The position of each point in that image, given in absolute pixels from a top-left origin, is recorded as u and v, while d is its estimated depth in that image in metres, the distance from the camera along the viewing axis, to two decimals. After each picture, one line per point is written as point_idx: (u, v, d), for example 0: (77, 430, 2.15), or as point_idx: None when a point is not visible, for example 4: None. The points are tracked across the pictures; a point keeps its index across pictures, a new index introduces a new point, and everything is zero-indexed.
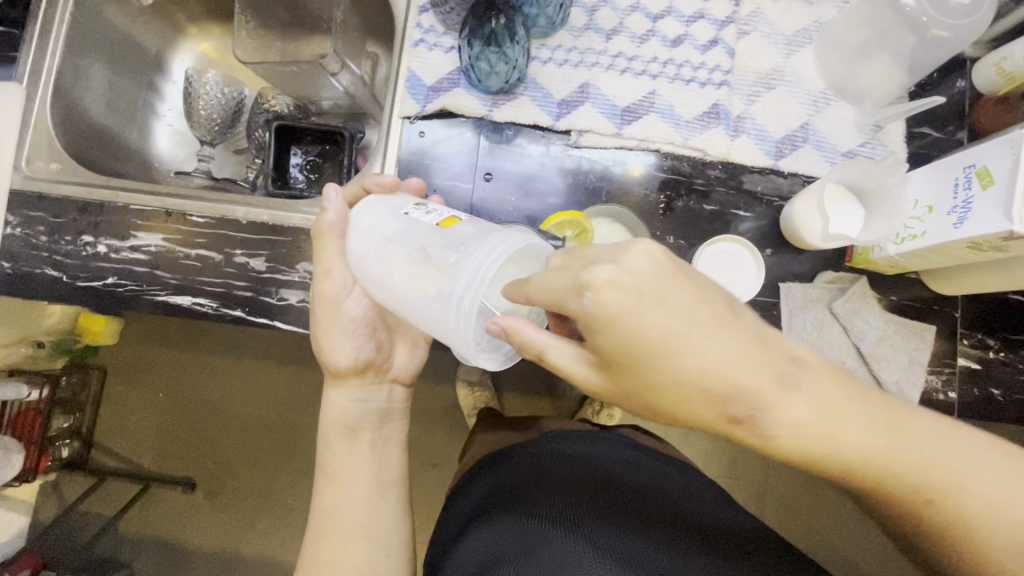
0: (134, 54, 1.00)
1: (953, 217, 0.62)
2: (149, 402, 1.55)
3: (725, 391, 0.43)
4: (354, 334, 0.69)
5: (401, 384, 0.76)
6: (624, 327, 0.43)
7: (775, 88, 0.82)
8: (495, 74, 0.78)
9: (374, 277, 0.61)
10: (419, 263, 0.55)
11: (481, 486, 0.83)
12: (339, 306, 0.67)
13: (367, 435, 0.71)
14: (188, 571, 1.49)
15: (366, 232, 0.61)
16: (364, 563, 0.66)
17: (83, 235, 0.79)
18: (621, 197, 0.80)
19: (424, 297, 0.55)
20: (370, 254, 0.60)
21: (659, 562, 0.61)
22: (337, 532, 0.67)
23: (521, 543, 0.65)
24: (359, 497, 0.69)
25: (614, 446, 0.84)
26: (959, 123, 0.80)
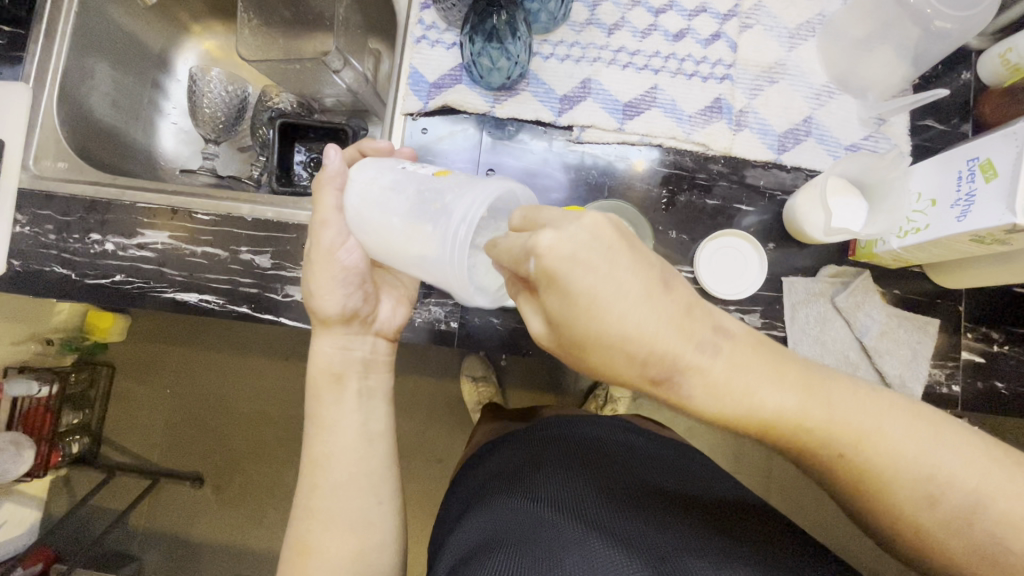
0: (139, 53, 1.00)
1: (956, 210, 0.62)
2: (157, 398, 1.56)
3: (646, 354, 0.42)
4: (343, 282, 0.68)
5: (387, 339, 0.75)
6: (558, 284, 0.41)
7: (778, 82, 0.81)
8: (497, 70, 0.78)
9: (370, 227, 0.62)
10: (417, 204, 0.57)
11: (484, 471, 0.83)
12: (333, 256, 0.67)
13: (352, 383, 0.70)
14: (197, 564, 1.51)
15: (365, 185, 0.61)
16: (354, 510, 0.66)
17: (90, 233, 0.80)
18: (623, 191, 0.80)
19: (418, 235, 0.56)
20: (368, 205, 0.61)
21: (662, 537, 0.61)
22: (326, 482, 0.67)
23: (523, 523, 0.64)
24: (348, 446, 0.68)
25: (613, 432, 0.85)
26: (963, 116, 0.80)
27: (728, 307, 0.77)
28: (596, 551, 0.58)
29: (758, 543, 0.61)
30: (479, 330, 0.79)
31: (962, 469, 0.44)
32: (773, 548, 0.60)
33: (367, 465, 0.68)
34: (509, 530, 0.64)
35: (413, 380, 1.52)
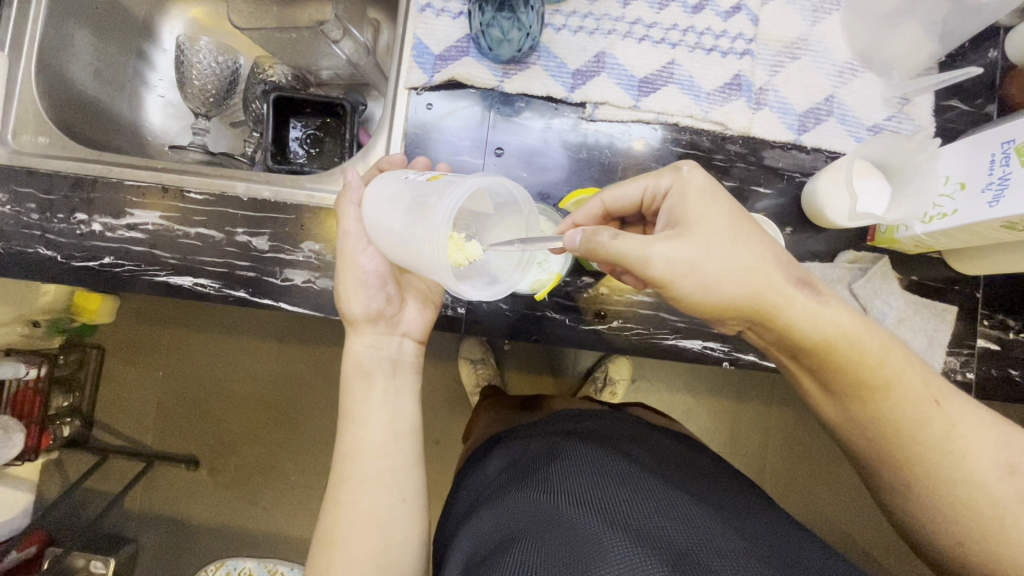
0: (121, 20, 0.94)
1: (987, 195, 0.60)
2: (150, 381, 1.53)
3: (768, 277, 0.52)
4: (366, 286, 0.69)
5: (414, 340, 0.73)
6: (704, 206, 0.54)
7: (800, 58, 0.78)
8: (508, 42, 0.74)
9: (381, 235, 0.63)
10: (406, 208, 0.57)
11: (492, 465, 0.82)
12: (355, 261, 0.68)
13: (380, 380, 0.69)
14: (194, 546, 1.50)
15: (373, 200, 0.64)
16: (378, 505, 0.64)
17: (76, 213, 0.76)
18: (636, 172, 0.77)
19: (410, 241, 0.57)
20: (377, 217, 0.63)
21: (680, 531, 0.60)
22: (354, 473, 0.65)
23: (538, 520, 0.63)
24: (378, 441, 0.67)
25: (625, 427, 0.85)
26: (988, 96, 0.77)
27: None
28: (614, 546, 0.57)
29: (778, 550, 0.60)
30: (488, 316, 0.76)
31: (995, 445, 0.53)
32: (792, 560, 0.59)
33: (376, 455, 0.66)
34: (522, 528, 0.63)
35: None
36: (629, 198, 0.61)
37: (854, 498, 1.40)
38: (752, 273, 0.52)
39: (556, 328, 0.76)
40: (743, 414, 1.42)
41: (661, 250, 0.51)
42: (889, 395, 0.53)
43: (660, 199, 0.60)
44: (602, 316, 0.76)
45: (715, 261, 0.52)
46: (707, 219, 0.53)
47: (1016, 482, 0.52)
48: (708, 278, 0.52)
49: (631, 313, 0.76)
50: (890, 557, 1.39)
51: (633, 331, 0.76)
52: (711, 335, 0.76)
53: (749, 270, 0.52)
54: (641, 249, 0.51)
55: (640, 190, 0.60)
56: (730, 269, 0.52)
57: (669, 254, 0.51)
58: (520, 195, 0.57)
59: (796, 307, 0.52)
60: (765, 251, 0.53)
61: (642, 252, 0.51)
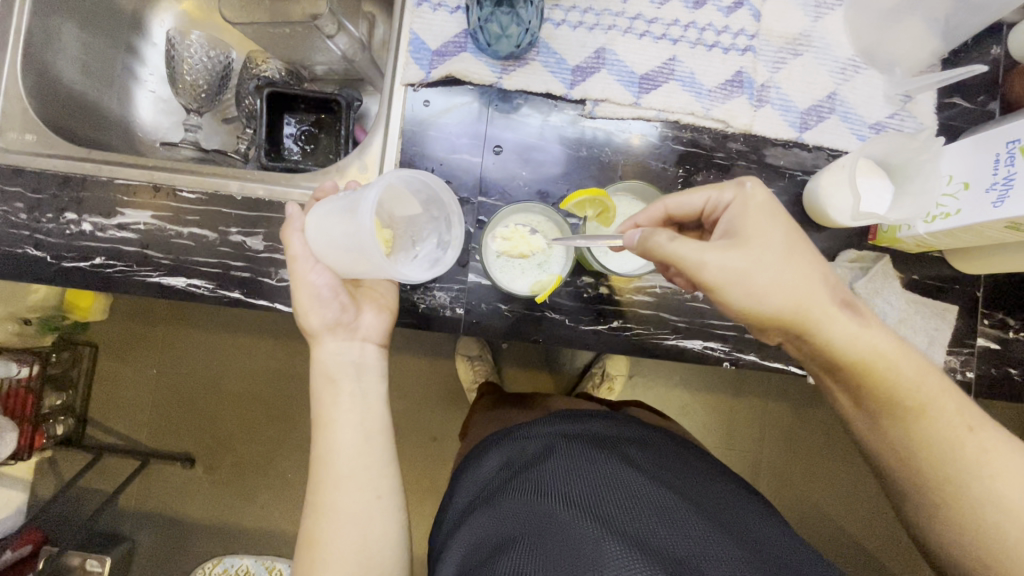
0: (109, 13, 0.92)
1: (992, 195, 0.60)
2: (143, 379, 1.51)
3: (816, 293, 0.53)
4: (320, 301, 0.68)
5: (376, 344, 0.72)
6: (763, 222, 0.54)
7: (802, 54, 0.77)
8: (506, 37, 0.72)
9: (323, 251, 0.66)
10: (340, 219, 0.62)
11: (486, 465, 0.81)
12: (304, 280, 0.67)
13: (346, 384, 0.68)
14: (190, 544, 1.49)
15: (314, 226, 0.67)
16: (356, 502, 0.64)
17: (65, 212, 0.74)
18: (637, 170, 0.76)
19: (350, 248, 0.61)
20: (316, 237, 0.66)
21: (675, 539, 0.61)
22: (329, 475, 0.65)
23: (535, 524, 0.64)
24: (349, 442, 0.66)
25: (622, 427, 0.84)
26: (990, 94, 0.77)
27: None
28: (611, 555, 0.57)
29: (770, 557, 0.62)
30: (486, 317, 0.75)
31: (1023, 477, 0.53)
32: (781, 565, 0.61)
33: (361, 457, 0.66)
34: (519, 533, 0.63)
35: (408, 359, 1.50)
36: (689, 206, 0.61)
37: (850, 493, 1.41)
38: (808, 291, 0.53)
39: (555, 328, 0.76)
40: (740, 410, 1.42)
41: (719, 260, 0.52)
42: (923, 418, 0.54)
43: (720, 212, 0.59)
44: (603, 317, 0.76)
45: (773, 274, 0.52)
46: (764, 235, 0.54)
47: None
48: (757, 288, 0.52)
49: (630, 314, 0.76)
50: (884, 552, 1.40)
51: (634, 331, 0.75)
52: (711, 335, 0.76)
53: (799, 284, 0.53)
54: (695, 257, 0.53)
55: (701, 200, 0.60)
56: (790, 285, 0.53)
57: (722, 262, 0.52)
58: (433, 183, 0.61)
59: (839, 327, 0.53)
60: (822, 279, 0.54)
61: (695, 258, 0.53)
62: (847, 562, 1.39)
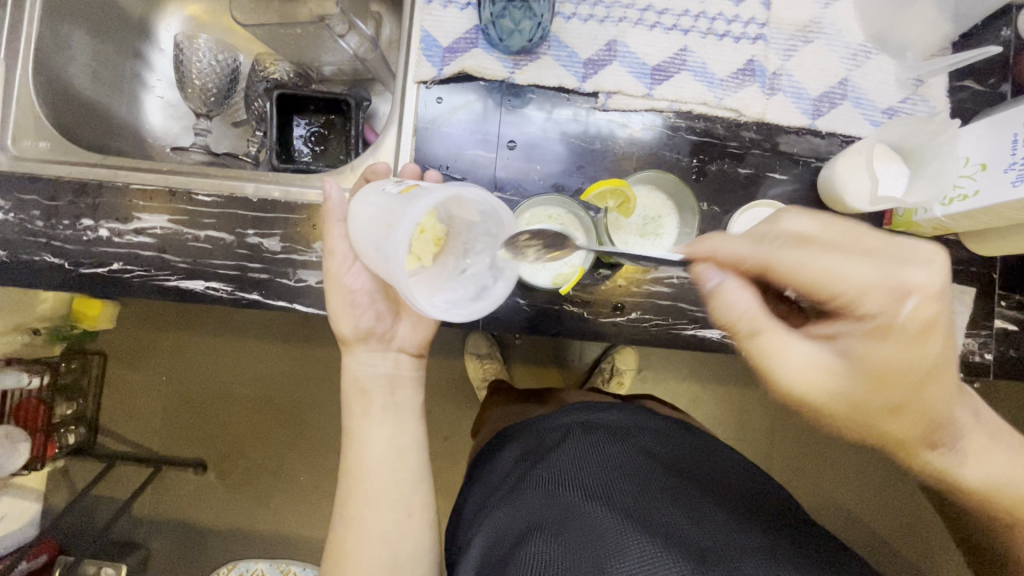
0: (116, 18, 0.92)
1: (1011, 174, 0.60)
2: (156, 386, 1.52)
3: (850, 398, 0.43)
4: (355, 305, 0.71)
5: (410, 355, 0.75)
6: None
7: (813, 41, 0.77)
8: (519, 32, 0.72)
9: (362, 249, 0.65)
10: (379, 219, 0.59)
11: (504, 458, 0.82)
12: (342, 281, 0.70)
13: (377, 398, 0.72)
14: (206, 550, 1.50)
15: (355, 212, 0.65)
16: (386, 520, 0.67)
17: (81, 219, 0.74)
18: (652, 162, 0.76)
19: (383, 256, 0.59)
20: (358, 230, 0.65)
21: (699, 530, 0.61)
22: (360, 489, 0.68)
23: (555, 515, 0.64)
24: (381, 457, 0.69)
25: (640, 417, 0.84)
26: (1001, 76, 0.77)
27: None
28: (634, 545, 0.58)
29: (793, 541, 0.62)
30: (505, 313, 0.75)
31: None
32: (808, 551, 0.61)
33: (386, 470, 0.69)
34: (539, 523, 0.64)
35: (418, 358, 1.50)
36: None
37: (862, 481, 1.42)
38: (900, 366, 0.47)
39: (573, 321, 0.76)
40: (752, 400, 1.42)
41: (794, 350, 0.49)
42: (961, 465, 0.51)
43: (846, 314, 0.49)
44: (621, 309, 0.76)
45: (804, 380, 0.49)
46: None
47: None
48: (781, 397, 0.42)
49: (649, 305, 0.76)
50: (898, 536, 1.41)
51: (652, 322, 0.76)
52: None
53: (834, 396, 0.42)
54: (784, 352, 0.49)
55: None
56: None
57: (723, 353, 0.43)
58: (496, 203, 0.56)
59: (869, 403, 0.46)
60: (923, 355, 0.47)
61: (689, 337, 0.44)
62: (862, 549, 1.40)
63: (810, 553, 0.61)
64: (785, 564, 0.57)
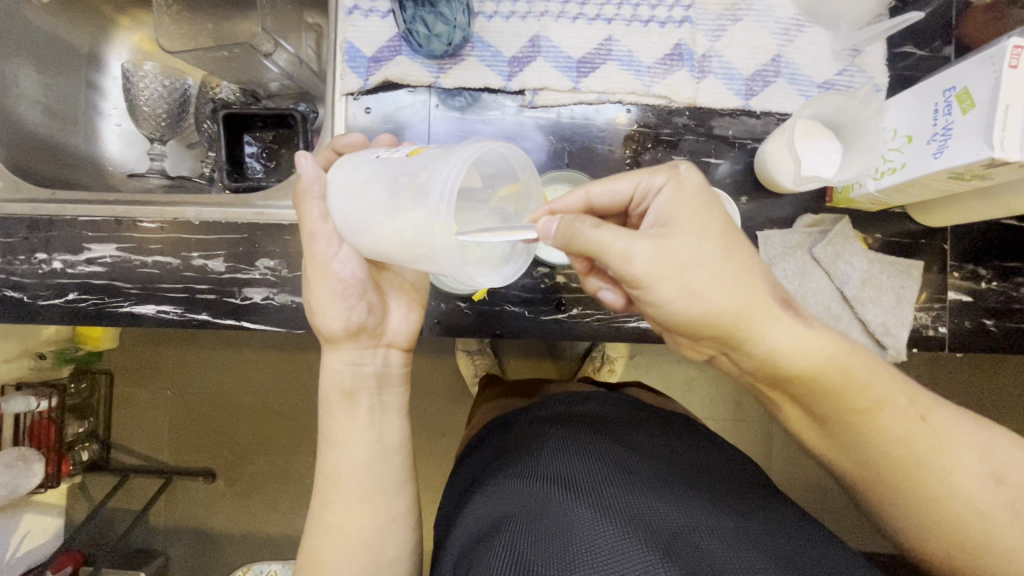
0: (64, 53, 0.94)
1: (933, 146, 0.58)
2: (156, 400, 1.57)
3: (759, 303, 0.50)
4: (342, 296, 0.64)
5: (400, 349, 0.70)
6: (702, 211, 0.49)
7: (742, 19, 0.75)
8: (436, 36, 0.72)
9: (356, 230, 0.59)
10: (394, 187, 0.54)
11: (484, 453, 0.81)
12: (328, 269, 0.63)
13: (364, 399, 0.67)
14: (219, 554, 1.55)
15: (341, 186, 0.59)
16: (366, 529, 0.65)
17: (36, 253, 0.77)
18: (585, 156, 0.75)
19: (402, 227, 0.53)
20: (350, 206, 0.58)
21: (673, 514, 0.60)
22: (341, 496, 0.65)
23: (528, 505, 0.63)
24: (362, 462, 0.66)
25: (618, 407, 0.82)
26: (945, 38, 0.74)
27: None
28: (607, 537, 0.57)
29: (766, 527, 0.61)
30: (446, 317, 0.76)
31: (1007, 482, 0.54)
32: (782, 536, 0.60)
33: (366, 472, 0.66)
34: (515, 513, 0.63)
35: None
36: (618, 192, 0.54)
37: None
38: (683, 243, 0.48)
39: (516, 321, 0.76)
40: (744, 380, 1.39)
41: (591, 233, 0.48)
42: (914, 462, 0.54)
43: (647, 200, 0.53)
44: (562, 305, 0.76)
45: (704, 266, 0.48)
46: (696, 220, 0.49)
47: (1002, 490, 0.53)
48: (693, 286, 0.48)
49: (587, 299, 0.76)
50: None
51: (592, 317, 0.75)
52: None
53: (737, 282, 0.49)
54: (616, 243, 0.48)
55: (630, 185, 0.53)
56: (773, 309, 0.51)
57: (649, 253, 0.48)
58: (519, 163, 0.55)
59: (779, 330, 0.50)
60: (707, 219, 0.48)
61: (624, 246, 0.47)
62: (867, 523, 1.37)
63: (788, 532, 0.61)
64: (760, 553, 0.56)
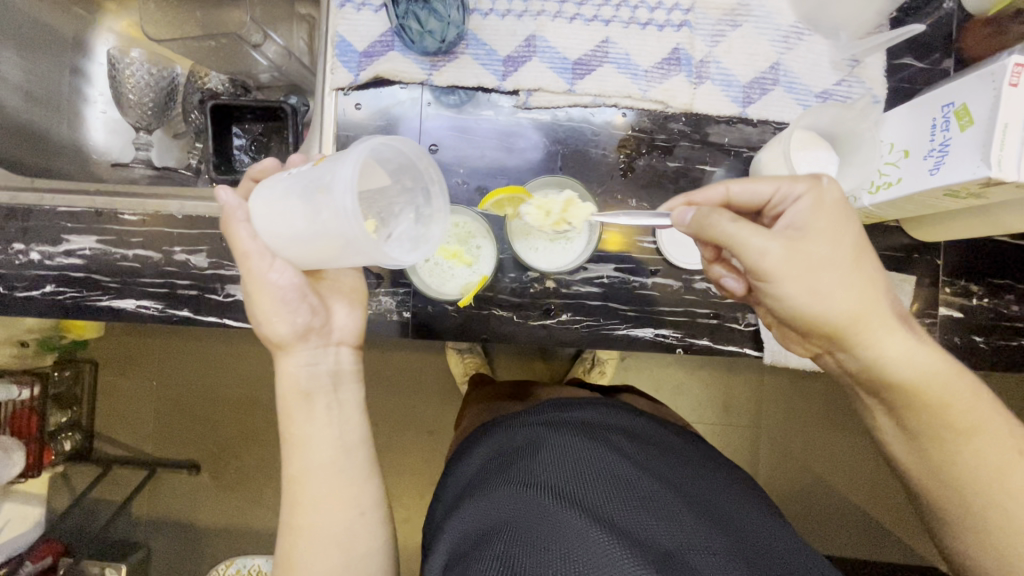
0: (47, 38, 0.91)
1: (929, 162, 0.57)
2: (140, 391, 1.54)
3: (885, 318, 0.54)
4: (286, 303, 0.62)
5: (350, 347, 0.69)
6: (844, 219, 0.53)
7: (741, 25, 0.74)
8: (429, 32, 0.70)
9: (283, 245, 0.59)
10: (303, 199, 0.55)
11: (474, 456, 0.79)
12: (266, 281, 0.61)
13: (321, 397, 0.65)
14: (201, 548, 1.54)
15: (260, 209, 0.59)
16: (335, 524, 0.62)
17: (13, 243, 0.75)
18: (579, 159, 0.74)
19: (321, 229, 0.54)
20: (272, 225, 0.59)
21: (664, 531, 0.60)
22: (305, 496, 0.63)
23: (521, 513, 0.62)
24: (327, 463, 0.64)
25: (616, 415, 0.81)
26: (944, 51, 0.73)
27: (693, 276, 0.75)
28: (600, 552, 0.56)
29: (754, 547, 0.61)
30: (434, 318, 0.75)
31: None
32: (773, 564, 0.59)
33: (332, 471, 0.64)
34: (507, 522, 0.62)
35: (393, 357, 1.51)
36: (757, 195, 0.57)
37: (852, 462, 1.38)
38: (819, 246, 0.52)
39: (503, 325, 0.74)
40: (734, 386, 1.39)
41: (726, 225, 0.52)
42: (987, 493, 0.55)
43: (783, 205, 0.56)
44: (550, 310, 0.74)
45: (832, 272, 0.52)
46: (833, 226, 0.53)
47: None
48: (820, 288, 0.52)
49: (576, 305, 0.74)
50: (890, 520, 1.38)
51: (580, 323, 0.74)
52: (661, 322, 0.75)
53: (860, 292, 0.53)
54: (753, 242, 0.51)
55: (771, 189, 0.55)
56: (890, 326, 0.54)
57: (781, 256, 0.51)
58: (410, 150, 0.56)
59: (892, 341, 0.54)
60: (841, 229, 0.53)
61: (757, 245, 0.51)
62: (852, 531, 1.37)
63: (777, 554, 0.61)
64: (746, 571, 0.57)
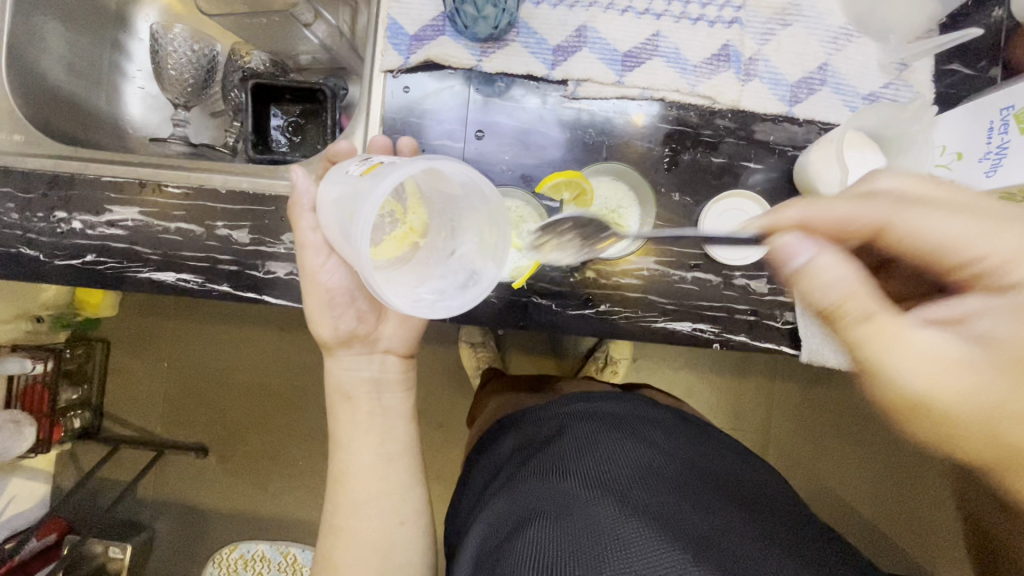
0: (89, 9, 0.91)
1: (985, 164, 0.57)
2: (154, 372, 1.54)
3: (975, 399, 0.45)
4: (333, 306, 0.65)
5: (398, 356, 0.70)
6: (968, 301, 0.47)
7: (792, 25, 0.74)
8: (483, 18, 0.70)
9: (337, 245, 0.59)
10: (343, 211, 0.54)
11: (501, 449, 0.79)
12: (317, 281, 0.64)
13: (363, 403, 0.67)
14: (208, 531, 1.53)
15: (323, 202, 0.59)
16: (376, 531, 0.62)
17: (55, 211, 0.75)
18: (623, 151, 0.74)
19: (352, 252, 0.53)
20: (330, 224, 0.58)
21: (699, 517, 0.59)
22: (348, 499, 0.63)
23: (553, 503, 0.61)
24: (367, 467, 0.65)
25: (640, 407, 0.81)
26: (992, 59, 0.73)
27: (732, 274, 0.75)
28: (635, 537, 0.55)
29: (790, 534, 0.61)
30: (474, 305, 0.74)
31: None
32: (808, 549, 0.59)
33: (375, 476, 0.64)
34: (538, 509, 0.61)
35: None
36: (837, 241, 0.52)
37: (862, 470, 1.38)
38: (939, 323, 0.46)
39: (543, 315, 0.75)
40: (747, 389, 1.39)
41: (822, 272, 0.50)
42: None
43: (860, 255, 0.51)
44: (590, 301, 0.75)
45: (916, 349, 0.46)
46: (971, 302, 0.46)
47: None
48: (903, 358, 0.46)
49: (616, 298, 0.74)
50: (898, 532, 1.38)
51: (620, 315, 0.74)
52: (701, 317, 0.75)
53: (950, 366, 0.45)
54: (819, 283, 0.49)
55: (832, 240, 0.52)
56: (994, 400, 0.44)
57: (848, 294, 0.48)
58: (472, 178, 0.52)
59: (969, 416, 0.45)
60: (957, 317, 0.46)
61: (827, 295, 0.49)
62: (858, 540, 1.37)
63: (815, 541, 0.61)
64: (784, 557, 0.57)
